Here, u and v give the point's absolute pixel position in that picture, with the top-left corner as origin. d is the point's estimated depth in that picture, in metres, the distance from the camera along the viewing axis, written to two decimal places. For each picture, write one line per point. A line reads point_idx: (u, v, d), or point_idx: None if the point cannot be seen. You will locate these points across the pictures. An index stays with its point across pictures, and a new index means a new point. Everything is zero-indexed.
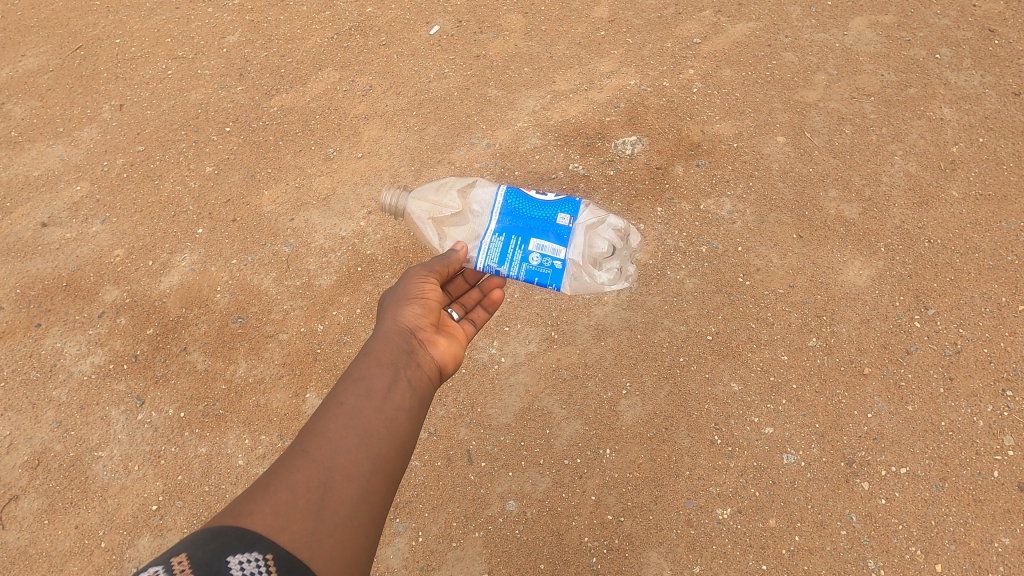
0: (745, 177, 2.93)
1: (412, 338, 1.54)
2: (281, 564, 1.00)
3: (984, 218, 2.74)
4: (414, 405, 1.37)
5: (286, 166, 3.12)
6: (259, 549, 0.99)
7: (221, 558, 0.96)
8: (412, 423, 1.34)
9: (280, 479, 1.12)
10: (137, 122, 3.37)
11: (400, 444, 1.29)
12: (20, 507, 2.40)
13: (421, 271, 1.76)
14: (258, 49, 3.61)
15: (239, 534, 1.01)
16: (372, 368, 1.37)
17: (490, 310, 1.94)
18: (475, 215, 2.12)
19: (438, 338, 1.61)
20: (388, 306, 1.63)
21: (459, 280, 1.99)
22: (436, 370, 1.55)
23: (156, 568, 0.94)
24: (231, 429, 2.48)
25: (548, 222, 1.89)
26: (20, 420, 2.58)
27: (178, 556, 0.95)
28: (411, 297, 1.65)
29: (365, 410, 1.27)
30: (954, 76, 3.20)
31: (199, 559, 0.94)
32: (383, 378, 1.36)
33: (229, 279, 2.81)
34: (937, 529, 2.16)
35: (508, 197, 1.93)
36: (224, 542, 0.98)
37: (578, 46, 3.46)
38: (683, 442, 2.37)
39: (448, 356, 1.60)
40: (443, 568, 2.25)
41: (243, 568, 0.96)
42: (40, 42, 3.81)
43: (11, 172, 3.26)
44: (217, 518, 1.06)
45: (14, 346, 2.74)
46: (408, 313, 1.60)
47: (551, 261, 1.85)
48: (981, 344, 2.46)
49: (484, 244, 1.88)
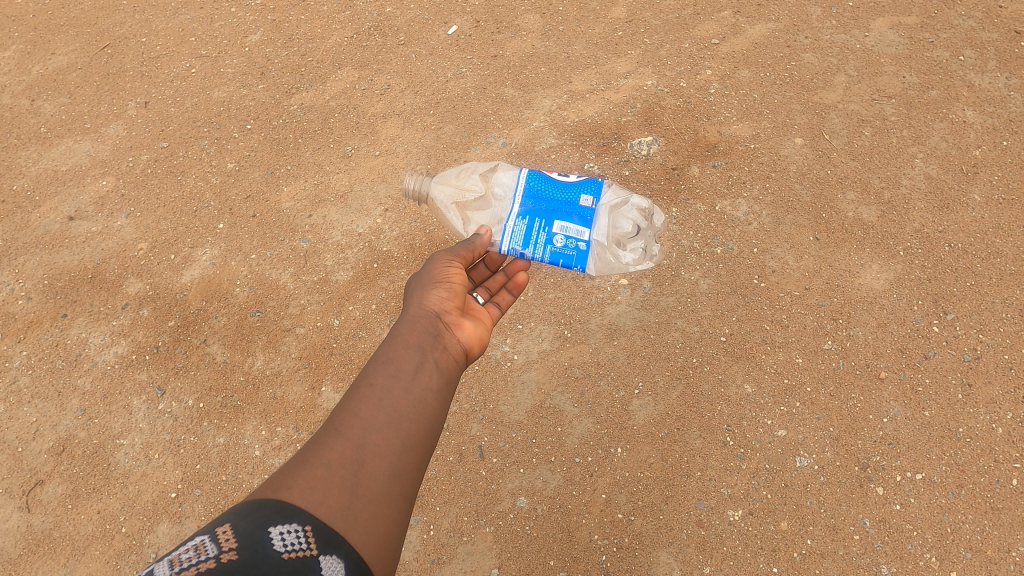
0: (762, 178, 2.92)
1: (438, 321, 1.57)
2: (319, 536, 1.02)
3: (1007, 223, 2.71)
4: (441, 386, 1.39)
5: (305, 163, 3.17)
6: (298, 521, 1.02)
7: (262, 529, 0.98)
8: (440, 403, 1.36)
9: (315, 456, 1.15)
10: (161, 119, 3.44)
11: (429, 424, 1.31)
12: (45, 492, 2.47)
13: (446, 257, 1.78)
14: (279, 49, 3.67)
15: (279, 506, 1.03)
16: (400, 350, 1.40)
17: (515, 294, 1.93)
18: (497, 199, 2.16)
19: (463, 322, 1.63)
20: (416, 291, 1.66)
21: (481, 268, 2.01)
22: (462, 353, 1.57)
23: (202, 538, 0.96)
24: (248, 421, 2.53)
25: (571, 203, 1.91)
26: (46, 407, 2.65)
27: (222, 526, 0.97)
28: (435, 282, 1.68)
29: (394, 390, 1.30)
30: (977, 78, 3.16)
31: (243, 530, 0.97)
32: (411, 360, 1.38)
33: (248, 273, 2.86)
34: (953, 537, 2.13)
35: (530, 180, 1.95)
36: (264, 515, 1.01)
37: (595, 46, 3.47)
38: (695, 443, 2.37)
39: (474, 338, 1.62)
40: (453, 562, 2.27)
41: (283, 538, 0.98)
42: (69, 41, 3.91)
43: (40, 167, 3.35)
44: (257, 492, 1.09)
45: (42, 335, 2.81)
46: (433, 297, 1.63)
47: (575, 243, 1.87)
48: (1001, 350, 2.43)
49: (509, 227, 1.92)
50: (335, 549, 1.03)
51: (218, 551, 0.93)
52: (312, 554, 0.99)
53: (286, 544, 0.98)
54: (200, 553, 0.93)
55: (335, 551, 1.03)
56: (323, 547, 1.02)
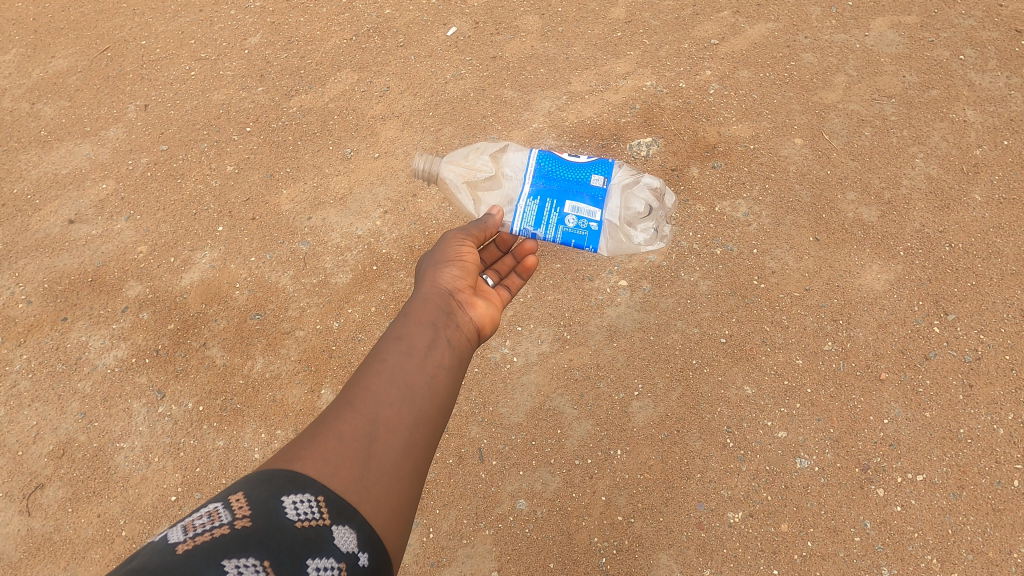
0: (761, 179, 2.92)
1: (451, 299, 1.56)
2: (332, 506, 1.02)
3: (1007, 222, 2.70)
4: (453, 364, 1.39)
5: (304, 166, 3.18)
6: (311, 491, 1.02)
7: (276, 498, 0.98)
8: (452, 381, 1.36)
9: (328, 429, 1.15)
10: (161, 122, 3.45)
11: (441, 401, 1.31)
12: (46, 495, 2.47)
13: (458, 235, 1.78)
14: (278, 51, 3.68)
15: (292, 476, 1.03)
16: (413, 327, 1.40)
17: (524, 277, 1.97)
18: (507, 178, 2.18)
19: (476, 301, 1.63)
20: (429, 270, 1.65)
21: (492, 249, 2.02)
22: (474, 332, 1.57)
23: (215, 505, 0.97)
24: (248, 424, 2.53)
25: (582, 183, 1.90)
26: (46, 411, 2.65)
27: (235, 494, 0.98)
28: (448, 261, 1.68)
29: (407, 366, 1.30)
30: (978, 77, 3.15)
31: (256, 499, 0.97)
32: (424, 337, 1.38)
33: (248, 276, 2.87)
34: (955, 538, 2.13)
35: (541, 160, 1.94)
36: (277, 484, 1.01)
37: (594, 47, 3.47)
38: (694, 444, 2.37)
39: (486, 318, 1.62)
40: (453, 565, 2.27)
41: (297, 507, 0.99)
42: (69, 44, 3.91)
43: (40, 170, 3.36)
44: (270, 463, 1.09)
45: (42, 338, 2.82)
46: (446, 275, 1.62)
47: (587, 223, 1.87)
48: (1003, 352, 2.42)
49: (519, 208, 1.91)
50: (348, 519, 1.03)
51: (232, 517, 0.94)
52: (324, 523, 0.99)
53: (299, 513, 0.98)
54: (214, 519, 0.94)
55: (348, 521, 1.02)
56: (336, 517, 1.01)
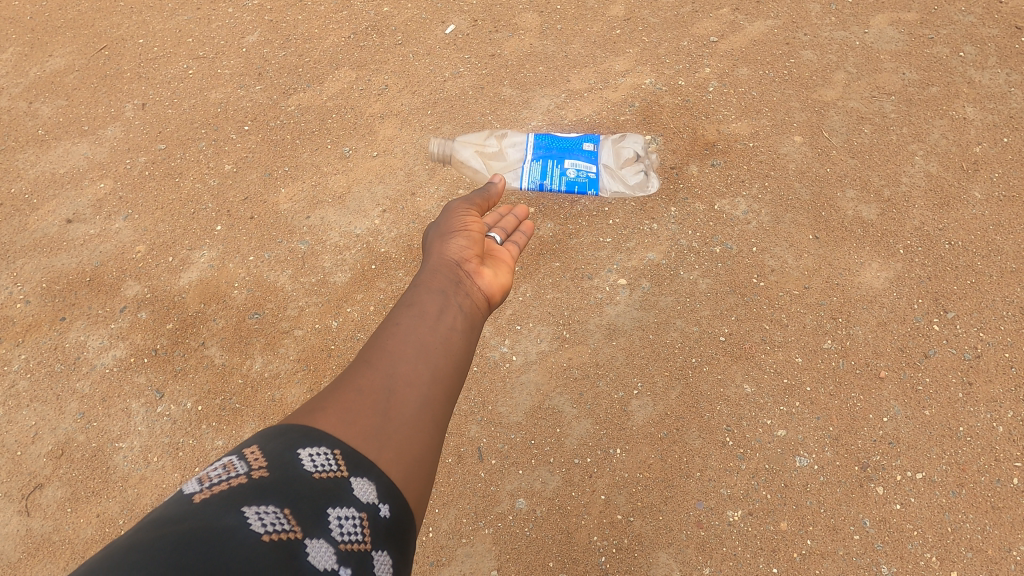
0: (761, 177, 2.91)
1: (458, 270, 1.62)
2: (348, 458, 1.05)
3: (1007, 220, 2.69)
4: (462, 328, 1.44)
5: (303, 165, 3.17)
6: (327, 444, 1.05)
7: (290, 450, 1.01)
8: (463, 342, 1.41)
9: (344, 389, 1.20)
10: (159, 121, 3.44)
11: (452, 361, 1.36)
12: (45, 495, 2.47)
13: (461, 213, 1.84)
14: (276, 49, 3.66)
15: (308, 430, 1.07)
16: (421, 297, 1.46)
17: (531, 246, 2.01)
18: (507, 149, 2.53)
19: (483, 270, 1.68)
20: (435, 244, 1.72)
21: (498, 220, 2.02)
22: (483, 299, 1.61)
23: (231, 458, 1.00)
24: (247, 423, 2.53)
25: None
26: (45, 411, 2.65)
27: (250, 447, 1.02)
28: (453, 236, 1.73)
29: (416, 330, 1.35)
30: (978, 74, 3.14)
31: (272, 451, 1.01)
32: (432, 304, 1.44)
33: (246, 275, 2.86)
34: (954, 536, 2.12)
35: None
36: (292, 438, 1.04)
37: (593, 45, 3.46)
38: (694, 443, 2.37)
39: (494, 286, 1.67)
40: (452, 564, 2.27)
41: (313, 460, 1.01)
42: (66, 42, 3.90)
43: (38, 169, 3.35)
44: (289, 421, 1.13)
45: (40, 338, 2.81)
46: (451, 247, 1.69)
47: None
48: (1002, 349, 2.42)
49: None
50: (366, 472, 1.05)
51: (247, 469, 0.97)
52: (341, 475, 1.01)
53: (316, 465, 1.00)
54: (230, 471, 0.97)
55: (366, 474, 1.04)
56: (353, 470, 1.03)
